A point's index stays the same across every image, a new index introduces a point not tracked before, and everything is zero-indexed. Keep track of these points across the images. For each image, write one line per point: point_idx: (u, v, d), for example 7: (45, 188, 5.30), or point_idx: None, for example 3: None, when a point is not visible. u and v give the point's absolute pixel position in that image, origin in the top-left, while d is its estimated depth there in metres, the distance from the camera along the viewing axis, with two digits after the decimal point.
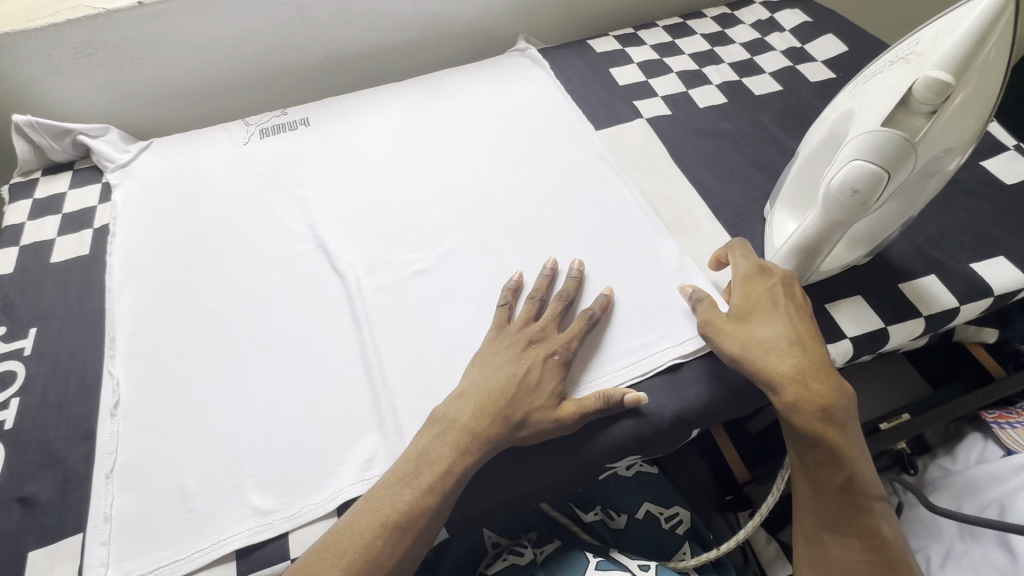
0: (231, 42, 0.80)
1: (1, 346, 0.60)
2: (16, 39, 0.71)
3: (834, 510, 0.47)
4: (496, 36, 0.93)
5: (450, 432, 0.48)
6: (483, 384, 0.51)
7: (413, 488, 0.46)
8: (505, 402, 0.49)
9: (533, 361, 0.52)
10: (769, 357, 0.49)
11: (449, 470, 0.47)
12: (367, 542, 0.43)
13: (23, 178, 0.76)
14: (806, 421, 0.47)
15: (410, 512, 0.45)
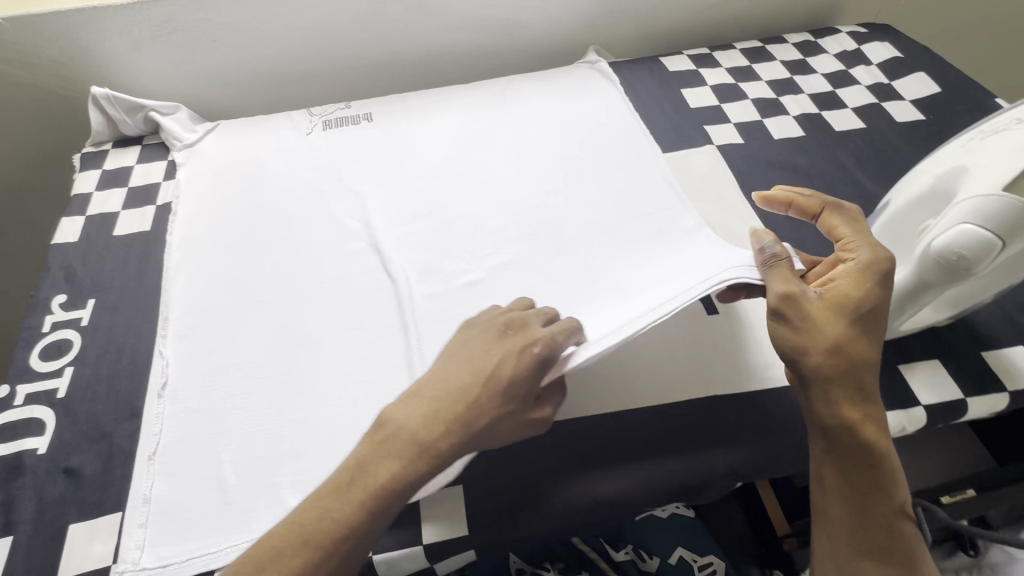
0: (305, 31, 0.80)
1: (60, 314, 0.61)
2: (103, 15, 0.73)
3: (879, 534, 0.44)
4: (566, 47, 0.91)
5: (393, 440, 0.42)
6: (442, 383, 0.45)
7: (337, 507, 0.40)
8: (465, 406, 0.43)
9: (505, 357, 0.45)
10: (851, 358, 0.44)
11: (371, 493, 0.41)
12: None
13: (94, 148, 0.78)
14: (869, 433, 0.44)
15: (325, 542, 0.39)
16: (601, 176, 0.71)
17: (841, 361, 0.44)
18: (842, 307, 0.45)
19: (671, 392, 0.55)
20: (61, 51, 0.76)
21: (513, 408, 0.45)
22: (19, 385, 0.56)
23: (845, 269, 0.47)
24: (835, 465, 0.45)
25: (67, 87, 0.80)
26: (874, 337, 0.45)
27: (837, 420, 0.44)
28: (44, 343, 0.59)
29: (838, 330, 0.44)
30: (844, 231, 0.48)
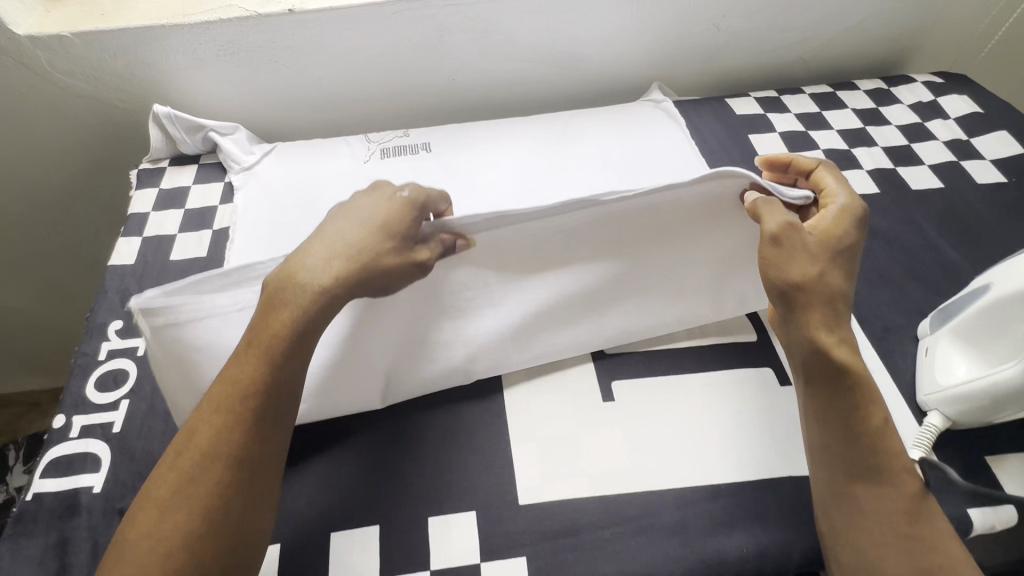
0: (368, 56, 0.78)
1: (117, 342, 0.60)
2: (169, 33, 0.72)
3: (874, 460, 0.46)
4: (628, 81, 0.89)
5: (279, 288, 0.46)
6: (326, 237, 0.49)
7: (238, 372, 0.44)
8: (336, 248, 0.48)
9: (382, 208, 0.50)
10: (826, 278, 0.49)
11: (270, 348, 0.45)
12: (201, 450, 0.42)
13: (152, 165, 0.77)
14: (844, 355, 0.48)
15: (236, 406, 0.43)
16: None
17: (815, 277, 0.49)
18: (813, 238, 0.51)
19: (742, 473, 0.52)
20: (125, 66, 0.75)
21: (386, 249, 0.48)
22: (76, 416, 0.55)
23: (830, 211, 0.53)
24: (819, 389, 0.48)
25: (127, 101, 0.80)
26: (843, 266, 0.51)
27: (817, 345, 0.48)
28: (101, 372, 0.58)
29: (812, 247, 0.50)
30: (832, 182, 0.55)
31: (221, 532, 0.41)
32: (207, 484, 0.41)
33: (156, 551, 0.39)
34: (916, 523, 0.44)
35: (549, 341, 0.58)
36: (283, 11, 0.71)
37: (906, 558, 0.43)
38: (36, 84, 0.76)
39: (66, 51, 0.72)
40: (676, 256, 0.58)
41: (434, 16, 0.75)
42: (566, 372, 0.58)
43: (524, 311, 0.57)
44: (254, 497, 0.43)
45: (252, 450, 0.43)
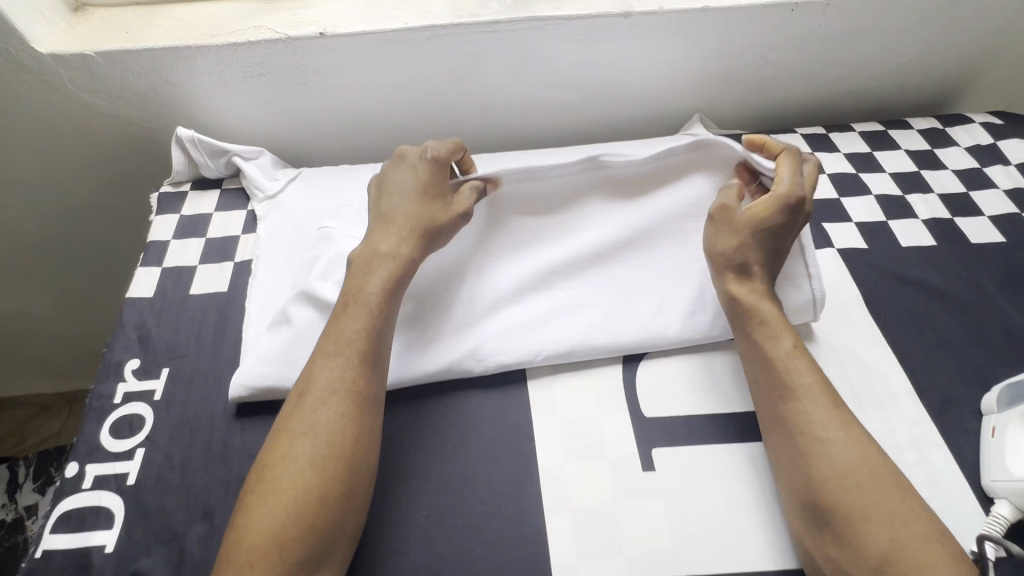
0: (398, 81, 0.75)
1: (133, 384, 0.58)
2: (195, 54, 0.69)
3: (793, 383, 0.51)
4: (667, 112, 0.85)
5: (367, 255, 0.56)
6: (388, 210, 0.58)
7: (345, 322, 0.53)
8: (398, 215, 0.57)
9: (415, 172, 0.60)
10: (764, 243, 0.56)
11: (366, 300, 0.54)
12: (323, 388, 0.49)
13: (173, 189, 0.74)
14: (767, 310, 0.55)
15: (348, 347, 0.51)
16: None
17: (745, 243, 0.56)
18: (743, 215, 0.57)
19: (794, 561, 0.49)
20: (148, 86, 0.72)
21: (436, 207, 0.59)
22: (89, 465, 0.53)
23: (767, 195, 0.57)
24: (742, 334, 0.55)
25: (149, 119, 0.77)
26: (786, 230, 0.56)
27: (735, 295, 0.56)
28: (116, 417, 0.56)
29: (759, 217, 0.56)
30: (782, 167, 0.58)
31: (348, 459, 0.47)
32: (330, 416, 0.48)
33: (294, 472, 0.46)
34: (836, 431, 0.48)
35: (560, 303, 0.61)
36: (314, 34, 0.68)
37: (832, 465, 0.47)
38: (55, 101, 0.73)
39: (88, 69, 0.70)
40: (679, 233, 0.64)
41: (470, 42, 0.71)
42: (603, 436, 0.55)
43: (532, 295, 0.62)
44: (367, 430, 0.49)
45: (364, 386, 0.50)
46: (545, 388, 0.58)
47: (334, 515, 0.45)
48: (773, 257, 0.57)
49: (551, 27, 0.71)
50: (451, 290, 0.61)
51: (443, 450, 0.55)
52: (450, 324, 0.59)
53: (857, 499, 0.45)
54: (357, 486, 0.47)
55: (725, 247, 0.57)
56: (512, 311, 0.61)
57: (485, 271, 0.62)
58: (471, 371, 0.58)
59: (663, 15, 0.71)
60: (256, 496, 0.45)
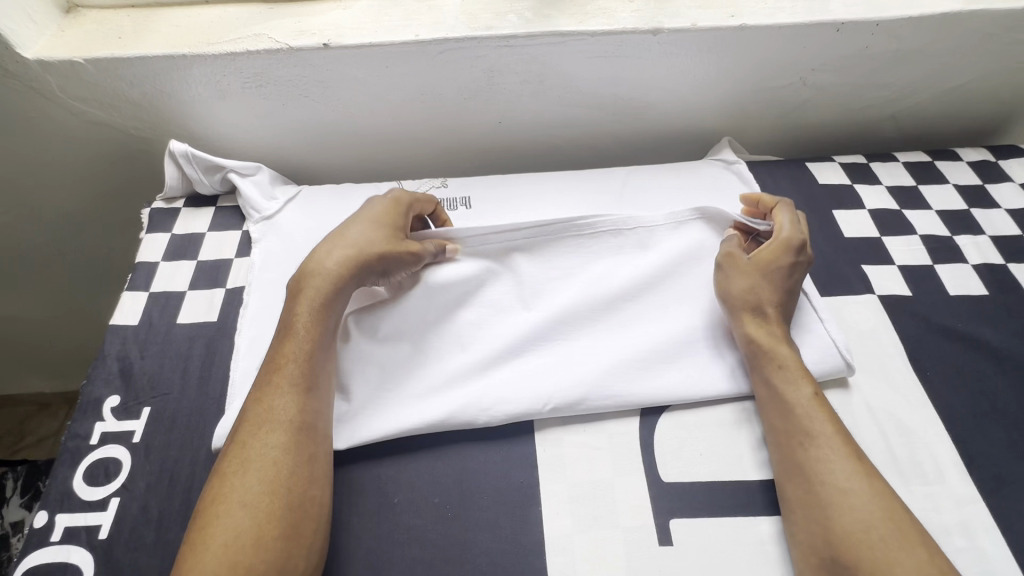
0: (407, 95, 0.70)
1: (112, 424, 0.54)
2: (191, 62, 0.65)
3: (805, 426, 0.49)
4: (693, 133, 0.79)
5: (299, 280, 0.55)
6: (333, 238, 0.58)
7: (279, 353, 0.51)
8: (344, 241, 0.57)
9: (374, 207, 0.60)
10: (775, 287, 0.57)
11: (297, 327, 0.52)
12: (257, 424, 0.47)
13: (165, 204, 0.70)
14: (785, 357, 0.53)
15: (280, 379, 0.50)
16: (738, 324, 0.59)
17: (759, 287, 0.57)
18: (749, 262, 0.59)
19: None
20: (142, 94, 0.68)
21: (382, 233, 0.58)
22: (59, 514, 0.49)
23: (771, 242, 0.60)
24: (759, 378, 0.54)
25: (143, 129, 0.73)
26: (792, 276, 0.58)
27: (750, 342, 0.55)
28: (91, 460, 0.52)
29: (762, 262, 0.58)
30: (784, 218, 0.61)
31: (285, 496, 0.45)
32: (264, 451, 0.46)
33: (228, 515, 0.43)
34: (855, 480, 0.46)
35: (568, 355, 0.57)
36: (317, 45, 0.63)
37: (855, 516, 0.44)
38: (45, 108, 0.69)
39: (78, 77, 0.65)
40: (679, 295, 0.61)
41: (485, 57, 0.66)
42: (616, 504, 0.50)
43: (535, 344, 0.58)
44: (307, 463, 0.47)
45: (303, 417, 0.48)
46: (554, 445, 0.53)
47: (275, 559, 0.42)
48: (786, 301, 0.57)
49: (574, 43, 0.65)
50: (447, 335, 0.58)
51: (440, 512, 0.50)
52: (446, 372, 0.55)
53: (886, 554, 0.42)
54: (300, 524, 0.44)
55: (734, 292, 0.57)
56: (513, 361, 0.57)
57: (480, 314, 0.59)
58: (474, 424, 0.53)
59: (697, 32, 0.65)
60: (197, 540, 0.42)
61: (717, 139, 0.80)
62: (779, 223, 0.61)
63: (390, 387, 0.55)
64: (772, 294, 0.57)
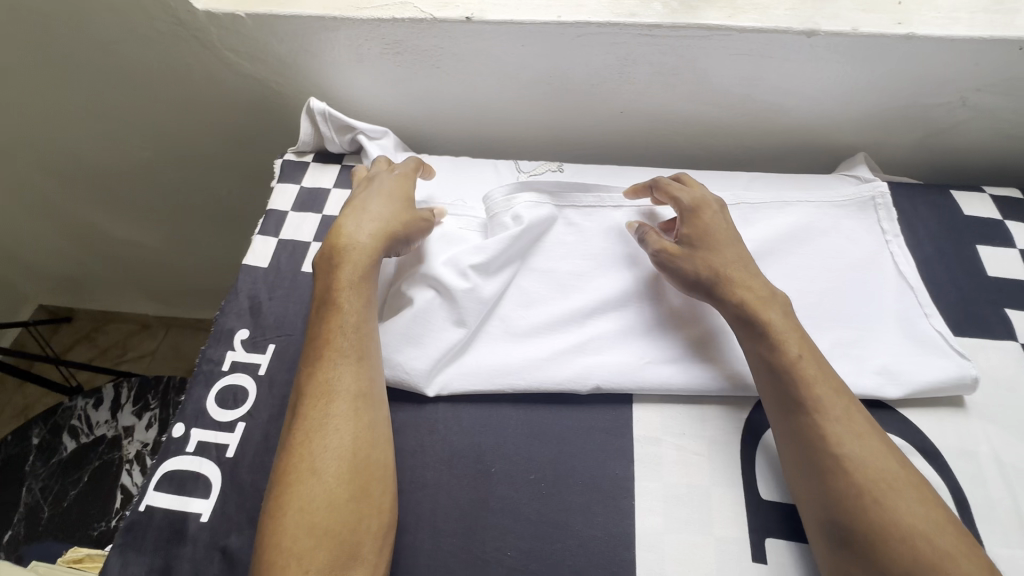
0: (535, 75, 0.69)
1: (241, 354, 0.59)
2: (338, 25, 0.66)
3: (807, 395, 0.49)
4: (822, 143, 0.75)
5: (330, 255, 0.56)
6: (352, 211, 0.59)
7: (326, 328, 0.53)
8: (365, 215, 0.58)
9: (383, 183, 0.62)
10: (720, 235, 0.58)
11: (341, 300, 0.54)
12: (317, 398, 0.50)
13: (296, 157, 0.74)
14: (770, 314, 0.53)
15: (331, 353, 0.52)
16: (856, 348, 0.57)
17: (717, 254, 0.56)
18: (685, 243, 0.57)
19: None
20: (288, 52, 0.71)
21: (398, 207, 0.59)
22: (194, 428, 0.55)
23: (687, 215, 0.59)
24: (780, 405, 0.50)
25: (283, 84, 0.77)
26: (725, 219, 0.59)
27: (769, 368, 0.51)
28: (223, 385, 0.57)
29: (704, 222, 0.58)
30: (678, 195, 0.60)
31: (352, 461, 0.48)
32: (329, 424, 0.49)
33: (305, 482, 0.47)
34: (852, 442, 0.46)
35: (667, 317, 0.59)
36: (462, 17, 0.63)
37: (851, 481, 0.45)
38: (202, 57, 0.74)
39: (236, 30, 0.69)
40: (787, 267, 0.63)
41: (623, 44, 0.64)
42: (711, 512, 0.50)
43: (637, 300, 0.60)
44: (368, 429, 0.50)
45: (359, 389, 0.51)
46: (652, 443, 0.53)
47: (351, 516, 0.47)
48: (739, 246, 0.57)
49: (720, 38, 0.62)
50: (548, 281, 0.61)
51: (535, 487, 0.51)
52: (548, 316, 0.59)
53: (880, 514, 0.43)
54: (369, 486, 0.48)
55: (697, 270, 0.56)
56: (610, 315, 0.60)
57: (582, 266, 0.62)
58: (576, 389, 0.55)
59: (855, 38, 0.61)
60: (278, 502, 0.47)
61: (848, 152, 0.76)
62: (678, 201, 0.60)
63: (493, 322, 0.59)
64: (726, 247, 0.57)
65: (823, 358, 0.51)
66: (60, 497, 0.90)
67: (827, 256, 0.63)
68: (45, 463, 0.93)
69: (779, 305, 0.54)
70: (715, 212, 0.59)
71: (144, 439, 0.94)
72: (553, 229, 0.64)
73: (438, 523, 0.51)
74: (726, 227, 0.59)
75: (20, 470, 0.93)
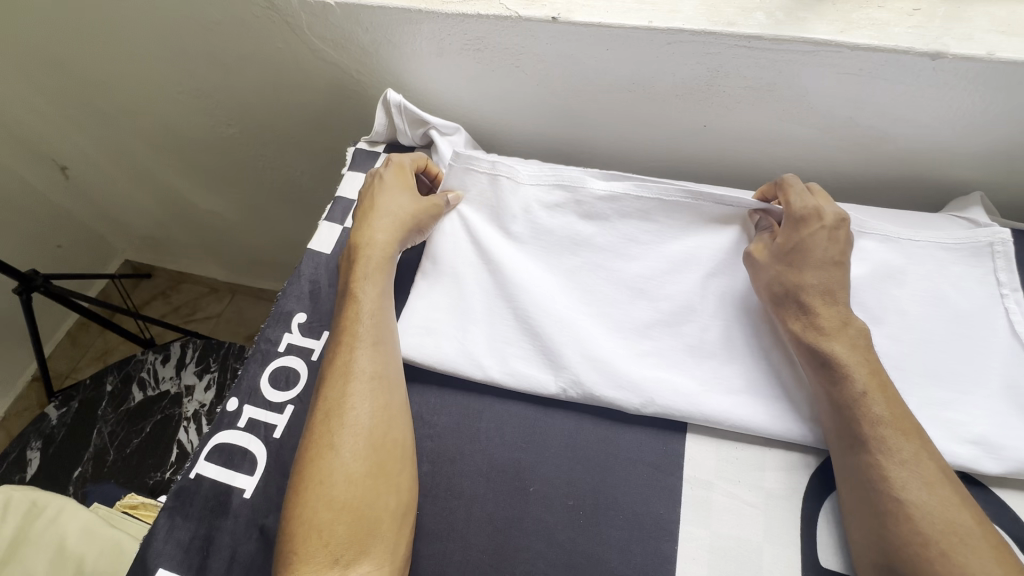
0: (615, 82, 0.66)
1: (297, 337, 0.60)
2: (423, 19, 0.65)
3: (869, 432, 0.45)
4: (930, 177, 0.68)
5: (350, 256, 0.58)
6: (367, 207, 0.59)
7: (344, 316, 0.54)
8: (377, 215, 0.58)
9: (393, 176, 0.61)
10: (815, 254, 0.52)
11: (360, 290, 0.55)
12: (334, 379, 0.51)
13: (369, 147, 0.75)
14: (837, 346, 0.49)
15: (349, 338, 0.52)
16: (950, 413, 0.51)
17: (795, 271, 0.52)
18: (772, 251, 0.54)
19: None
20: (372, 41, 0.71)
21: (404, 198, 0.60)
22: (246, 405, 0.57)
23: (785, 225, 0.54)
24: (840, 448, 0.47)
25: (363, 73, 0.77)
26: (836, 239, 0.53)
27: (834, 405, 0.48)
28: (276, 365, 0.59)
29: (799, 233, 0.53)
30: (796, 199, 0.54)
31: (370, 441, 0.49)
32: (346, 402, 0.49)
33: (324, 458, 0.47)
34: (917, 489, 0.43)
35: (735, 353, 0.54)
36: (547, 17, 0.60)
37: (910, 528, 0.42)
38: (289, 38, 0.75)
39: (324, 17, 0.69)
40: (879, 312, 0.56)
41: (716, 55, 0.59)
42: (761, 570, 0.47)
43: (704, 329, 0.56)
44: (385, 409, 0.50)
45: (376, 369, 0.51)
46: (702, 486, 0.50)
47: (371, 495, 0.47)
48: (834, 268, 0.52)
49: (828, 55, 0.56)
50: (622, 286, 0.58)
51: (572, 514, 0.50)
52: (609, 330, 0.56)
53: (943, 567, 0.40)
54: (386, 465, 0.49)
55: (772, 283, 0.53)
56: (676, 340, 0.56)
57: (650, 280, 0.58)
58: (632, 407, 0.52)
59: (988, 64, 0.53)
60: (302, 476, 0.47)
61: (958, 189, 0.68)
62: (795, 201, 0.54)
63: (549, 324, 0.56)
64: (812, 265, 0.52)
65: (896, 392, 0.47)
66: (125, 443, 0.97)
67: (926, 305, 0.56)
68: (114, 410, 1.00)
69: (847, 332, 0.49)
70: (831, 226, 0.53)
71: (203, 400, 0.99)
72: (629, 222, 0.59)
73: (470, 537, 0.50)
74: (824, 246, 0.52)
75: (93, 413, 1.01)
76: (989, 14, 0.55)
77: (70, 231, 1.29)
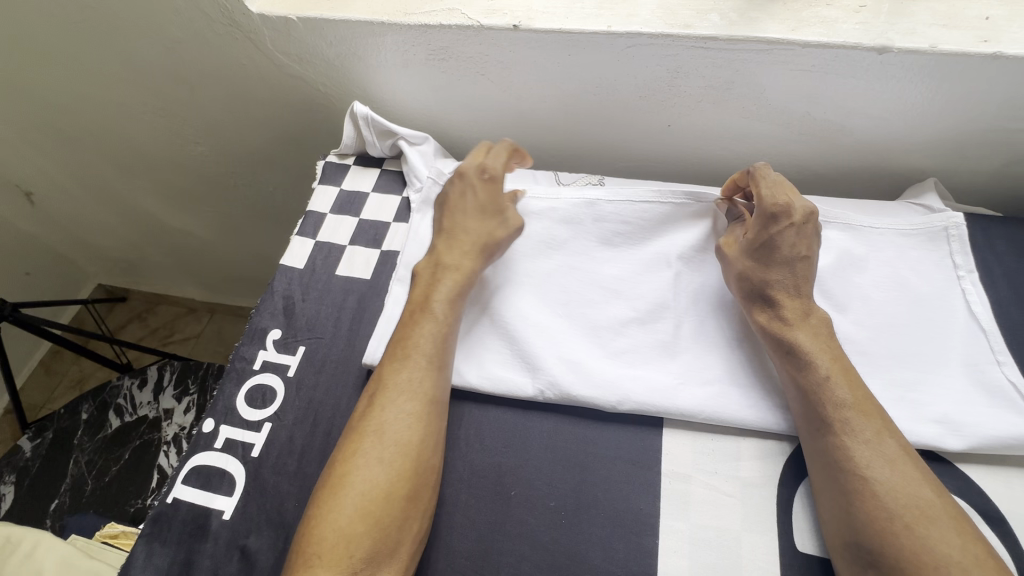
0: (579, 85, 0.67)
1: (272, 354, 0.60)
2: (386, 31, 0.65)
3: (833, 414, 0.47)
4: (887, 166, 0.70)
5: (430, 272, 0.57)
6: (452, 227, 0.59)
7: (410, 331, 0.54)
8: (461, 239, 0.58)
9: (482, 194, 0.60)
10: (784, 251, 0.53)
11: (434, 309, 0.55)
12: (395, 392, 0.51)
13: (338, 160, 0.74)
14: (800, 335, 0.50)
15: (416, 355, 0.52)
16: (914, 393, 0.53)
17: (761, 267, 0.53)
18: (743, 246, 0.55)
19: None
20: (336, 54, 0.71)
21: (491, 223, 0.59)
22: (223, 425, 0.56)
23: (755, 220, 0.55)
24: (807, 432, 0.48)
25: (330, 86, 0.77)
26: (805, 236, 0.53)
27: (800, 390, 0.49)
28: (252, 383, 0.58)
29: (770, 230, 0.53)
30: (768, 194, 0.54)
31: (415, 458, 0.48)
32: (400, 418, 0.49)
33: (364, 468, 0.47)
34: (882, 468, 0.44)
35: (706, 347, 0.55)
36: (509, 25, 0.61)
37: (875, 503, 0.43)
38: (252, 53, 0.75)
39: (287, 32, 0.69)
40: (845, 299, 0.58)
41: (675, 57, 0.61)
42: (740, 559, 0.47)
43: (677, 325, 0.57)
44: (434, 431, 0.50)
45: (433, 391, 0.51)
46: (680, 479, 0.51)
47: (402, 511, 0.47)
48: (799, 265, 0.53)
49: (781, 53, 0.58)
50: (596, 286, 0.59)
51: (553, 515, 0.50)
52: (586, 330, 0.57)
53: (909, 540, 0.42)
54: (422, 486, 0.48)
55: (739, 276, 0.55)
56: (650, 338, 0.56)
57: (623, 280, 0.59)
58: (611, 406, 0.53)
59: (932, 56, 0.55)
60: (338, 483, 0.47)
61: (914, 176, 0.70)
62: (768, 197, 0.54)
63: (524, 326, 0.56)
64: (779, 263, 0.53)
65: (856, 374, 0.49)
66: (103, 472, 0.95)
67: (888, 290, 0.58)
68: (91, 438, 0.98)
69: (812, 325, 0.51)
70: (800, 224, 0.53)
71: (182, 423, 0.97)
72: (602, 224, 0.61)
73: (453, 545, 0.50)
74: (794, 242, 0.53)
75: (69, 443, 0.98)
76: (930, 8, 0.58)
77: (39, 258, 1.26)
